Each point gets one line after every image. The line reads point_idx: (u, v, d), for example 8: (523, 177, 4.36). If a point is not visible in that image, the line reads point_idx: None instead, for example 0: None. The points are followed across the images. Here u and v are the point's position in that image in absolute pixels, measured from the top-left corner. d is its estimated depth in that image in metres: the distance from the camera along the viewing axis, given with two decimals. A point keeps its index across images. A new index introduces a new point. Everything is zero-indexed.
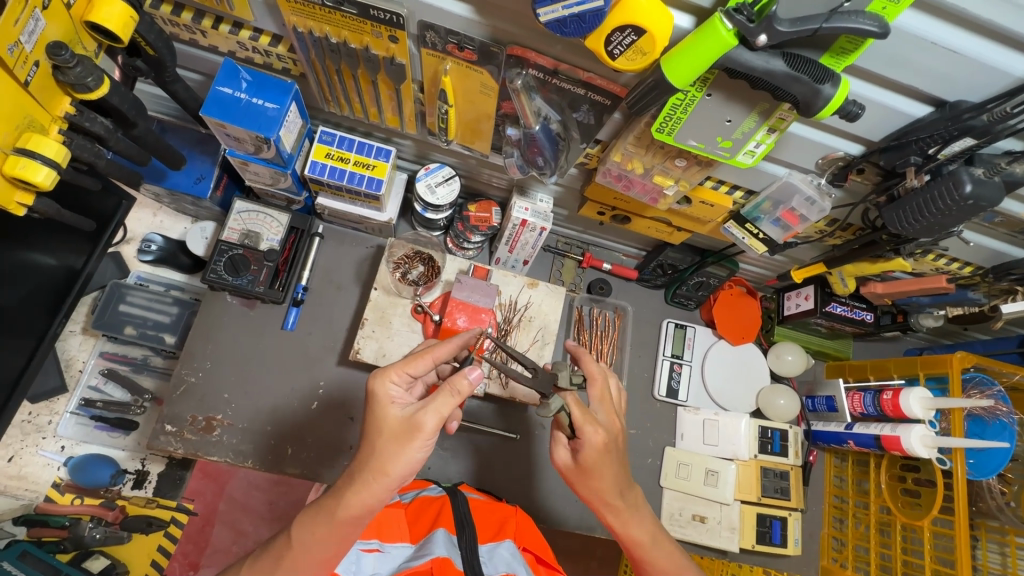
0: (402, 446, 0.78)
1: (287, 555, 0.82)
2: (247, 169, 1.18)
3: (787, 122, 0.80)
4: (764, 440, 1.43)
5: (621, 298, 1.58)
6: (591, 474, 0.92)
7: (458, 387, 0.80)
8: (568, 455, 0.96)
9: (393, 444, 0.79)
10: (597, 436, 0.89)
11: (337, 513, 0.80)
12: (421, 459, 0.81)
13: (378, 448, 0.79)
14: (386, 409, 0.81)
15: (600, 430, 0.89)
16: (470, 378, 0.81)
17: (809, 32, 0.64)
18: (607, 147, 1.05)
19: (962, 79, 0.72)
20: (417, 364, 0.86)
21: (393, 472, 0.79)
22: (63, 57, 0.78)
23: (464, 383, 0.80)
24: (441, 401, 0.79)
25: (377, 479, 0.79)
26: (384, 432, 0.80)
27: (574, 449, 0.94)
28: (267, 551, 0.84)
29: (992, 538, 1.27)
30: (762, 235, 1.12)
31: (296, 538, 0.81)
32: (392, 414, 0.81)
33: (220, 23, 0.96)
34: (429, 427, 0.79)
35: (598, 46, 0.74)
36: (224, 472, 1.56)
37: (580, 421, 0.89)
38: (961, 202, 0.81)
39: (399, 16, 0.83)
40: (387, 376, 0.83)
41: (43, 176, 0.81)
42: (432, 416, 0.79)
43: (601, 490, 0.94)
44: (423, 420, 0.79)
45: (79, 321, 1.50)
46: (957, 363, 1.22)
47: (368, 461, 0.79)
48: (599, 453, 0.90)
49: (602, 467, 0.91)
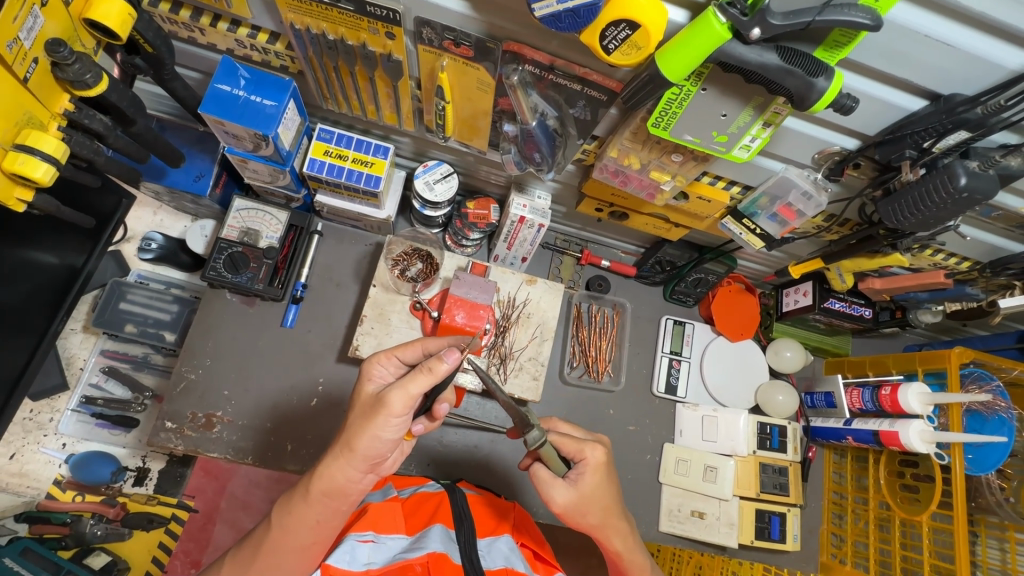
0: (366, 420, 0.78)
1: (265, 537, 0.85)
2: (247, 167, 1.19)
3: (782, 116, 0.80)
4: (764, 436, 1.42)
5: (619, 295, 1.58)
6: (594, 501, 0.85)
7: (431, 364, 0.76)
8: (568, 492, 0.84)
9: (362, 419, 0.79)
10: (598, 454, 0.86)
11: (313, 489, 0.81)
12: (391, 438, 0.79)
13: (350, 423, 0.81)
14: (364, 385, 0.85)
15: (598, 445, 0.87)
16: (446, 358, 0.76)
17: (802, 25, 0.64)
18: (604, 143, 1.05)
19: (955, 71, 0.72)
20: (407, 351, 0.88)
21: (358, 447, 0.78)
22: (61, 54, 0.78)
23: (437, 361, 0.76)
24: (411, 379, 0.76)
25: (345, 454, 0.79)
26: (358, 406, 0.82)
27: (573, 480, 0.85)
28: (249, 539, 0.87)
29: (992, 534, 1.26)
30: (760, 230, 1.12)
31: (295, 527, 0.83)
32: (368, 390, 0.84)
33: (218, 21, 0.97)
34: (395, 405, 0.76)
35: (593, 41, 0.74)
36: (225, 470, 1.52)
37: (575, 444, 0.86)
38: (956, 194, 0.82)
39: (395, 12, 0.83)
40: (378, 358, 0.87)
41: (42, 172, 0.82)
42: (400, 394, 0.76)
43: (604, 514, 0.87)
44: (390, 398, 0.76)
45: (80, 318, 1.51)
46: (956, 359, 1.21)
47: (339, 436, 0.81)
48: (600, 473, 0.86)
49: (604, 487, 0.86)
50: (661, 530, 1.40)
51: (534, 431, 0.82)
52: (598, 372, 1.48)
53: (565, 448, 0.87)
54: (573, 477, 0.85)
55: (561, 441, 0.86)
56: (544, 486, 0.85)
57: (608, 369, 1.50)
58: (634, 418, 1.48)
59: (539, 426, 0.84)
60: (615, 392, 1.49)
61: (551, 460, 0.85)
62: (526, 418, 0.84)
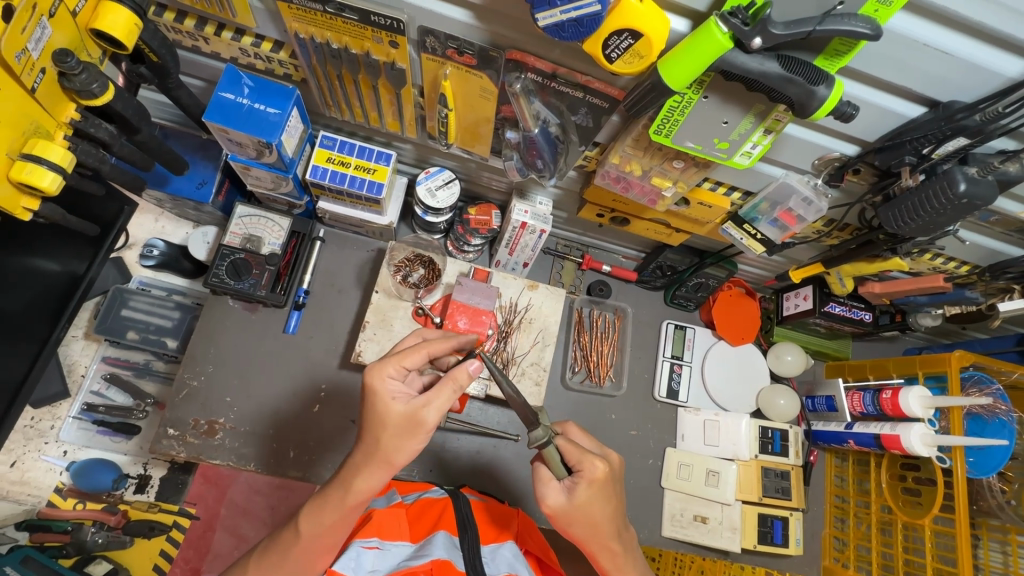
0: (405, 439, 0.78)
1: (294, 543, 0.84)
2: (249, 174, 1.19)
3: (783, 123, 0.81)
4: (765, 440, 1.43)
5: (620, 299, 1.58)
6: (585, 516, 0.83)
7: (456, 377, 0.79)
8: (562, 499, 0.83)
9: (398, 439, 0.78)
10: (599, 468, 0.83)
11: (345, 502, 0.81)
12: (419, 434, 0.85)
13: (383, 443, 0.78)
14: (388, 406, 0.78)
15: (600, 460, 0.83)
16: (470, 369, 0.79)
17: (803, 34, 0.65)
18: (606, 150, 1.06)
19: (953, 79, 0.73)
20: (412, 358, 0.85)
21: (398, 461, 0.79)
22: (70, 65, 0.79)
23: (462, 373, 0.79)
24: (437, 395, 0.78)
25: (384, 468, 0.80)
26: (388, 427, 0.78)
27: (568, 487, 0.83)
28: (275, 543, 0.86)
29: (994, 537, 1.27)
30: (760, 235, 1.13)
31: (317, 522, 0.82)
32: (394, 409, 0.78)
33: (222, 30, 0.98)
34: (434, 423, 0.78)
35: (596, 50, 0.75)
36: (226, 477, 1.52)
37: (577, 453, 0.84)
38: (955, 200, 0.83)
39: (399, 21, 0.84)
40: (385, 371, 0.81)
41: (48, 181, 0.83)
42: (434, 411, 0.78)
43: (593, 530, 0.84)
44: (426, 417, 0.77)
45: (81, 326, 1.51)
46: (956, 362, 1.22)
47: (373, 452, 0.79)
48: (596, 490, 0.82)
49: (597, 504, 0.83)
50: (663, 535, 1.40)
51: (539, 430, 0.82)
52: (600, 376, 1.48)
53: (569, 455, 0.85)
54: (569, 485, 0.83)
55: (566, 446, 0.85)
56: (539, 484, 0.84)
57: (610, 374, 1.50)
58: (636, 422, 1.48)
59: (547, 425, 0.84)
60: (617, 397, 1.49)
61: (552, 463, 0.83)
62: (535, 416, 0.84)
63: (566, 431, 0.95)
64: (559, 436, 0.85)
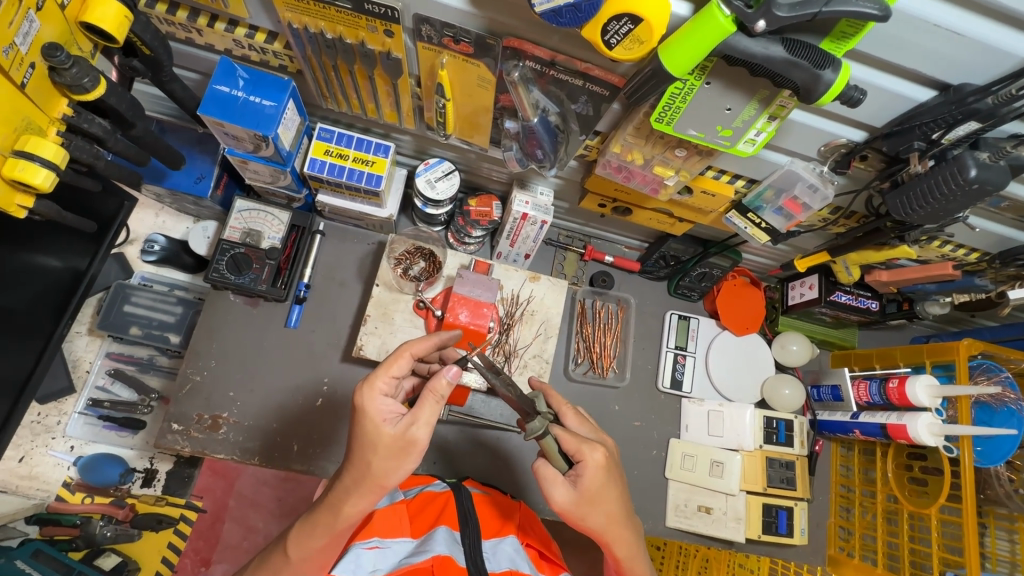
0: (397, 461, 0.76)
1: (285, 567, 0.81)
2: (247, 168, 1.18)
3: (788, 109, 0.79)
4: (770, 431, 1.41)
5: (624, 290, 1.58)
6: (596, 504, 0.80)
7: (436, 388, 0.77)
8: (569, 493, 0.79)
9: (390, 461, 0.76)
10: (599, 455, 0.80)
11: (336, 525, 0.79)
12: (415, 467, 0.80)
13: (374, 466, 0.76)
14: (378, 427, 0.76)
15: (599, 446, 0.80)
16: (448, 377, 0.76)
17: (808, 16, 0.63)
18: (607, 139, 1.04)
19: (963, 61, 0.71)
20: (399, 365, 0.82)
21: (391, 483, 0.78)
22: (59, 58, 0.78)
23: (441, 384, 0.76)
24: (425, 410, 0.77)
25: (375, 492, 0.77)
26: (379, 449, 0.75)
27: (574, 479, 0.80)
28: (264, 562, 0.84)
29: (1001, 525, 1.26)
30: (765, 224, 1.11)
31: (306, 546, 0.80)
32: (385, 431, 0.75)
33: (215, 21, 0.96)
34: (425, 439, 0.77)
35: (595, 36, 0.73)
36: (233, 470, 1.56)
37: (575, 442, 0.80)
38: (966, 186, 0.80)
39: (394, 10, 0.82)
40: (374, 387, 0.78)
41: (42, 178, 0.82)
42: (423, 427, 0.76)
43: (608, 518, 0.81)
44: (417, 435, 0.76)
45: (85, 321, 1.51)
46: (964, 351, 1.20)
47: (364, 478, 0.76)
48: (601, 475, 0.80)
49: (609, 489, 0.81)
50: (668, 525, 1.40)
51: (535, 421, 0.82)
52: (603, 367, 1.47)
53: (566, 445, 0.81)
54: (573, 478, 0.80)
55: (562, 436, 0.81)
56: (544, 484, 0.79)
57: (613, 365, 1.48)
58: (640, 413, 1.48)
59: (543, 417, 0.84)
60: (620, 388, 1.49)
61: (552, 454, 0.82)
62: (532, 408, 0.87)
63: (562, 416, 0.90)
64: (555, 428, 0.82)
